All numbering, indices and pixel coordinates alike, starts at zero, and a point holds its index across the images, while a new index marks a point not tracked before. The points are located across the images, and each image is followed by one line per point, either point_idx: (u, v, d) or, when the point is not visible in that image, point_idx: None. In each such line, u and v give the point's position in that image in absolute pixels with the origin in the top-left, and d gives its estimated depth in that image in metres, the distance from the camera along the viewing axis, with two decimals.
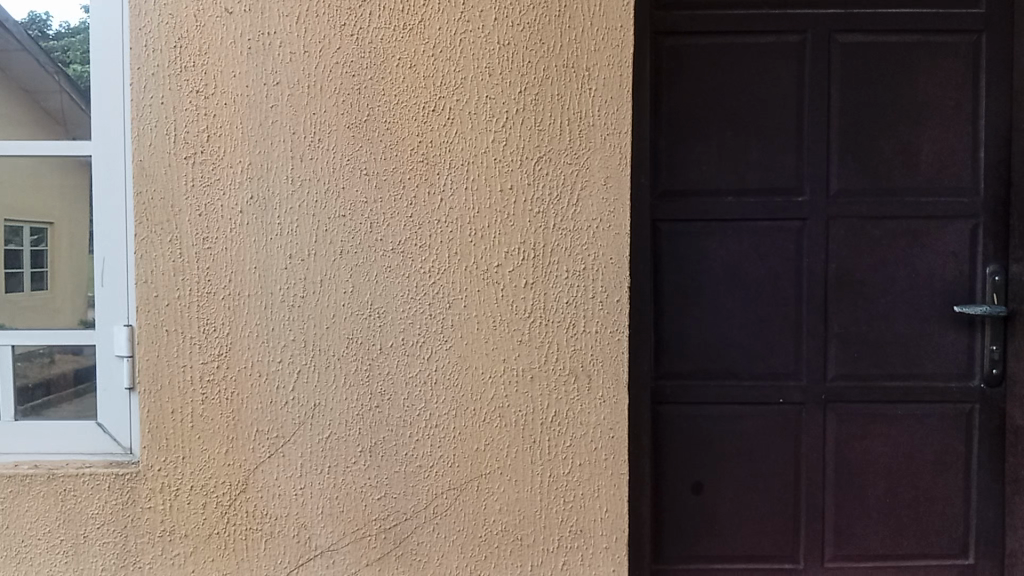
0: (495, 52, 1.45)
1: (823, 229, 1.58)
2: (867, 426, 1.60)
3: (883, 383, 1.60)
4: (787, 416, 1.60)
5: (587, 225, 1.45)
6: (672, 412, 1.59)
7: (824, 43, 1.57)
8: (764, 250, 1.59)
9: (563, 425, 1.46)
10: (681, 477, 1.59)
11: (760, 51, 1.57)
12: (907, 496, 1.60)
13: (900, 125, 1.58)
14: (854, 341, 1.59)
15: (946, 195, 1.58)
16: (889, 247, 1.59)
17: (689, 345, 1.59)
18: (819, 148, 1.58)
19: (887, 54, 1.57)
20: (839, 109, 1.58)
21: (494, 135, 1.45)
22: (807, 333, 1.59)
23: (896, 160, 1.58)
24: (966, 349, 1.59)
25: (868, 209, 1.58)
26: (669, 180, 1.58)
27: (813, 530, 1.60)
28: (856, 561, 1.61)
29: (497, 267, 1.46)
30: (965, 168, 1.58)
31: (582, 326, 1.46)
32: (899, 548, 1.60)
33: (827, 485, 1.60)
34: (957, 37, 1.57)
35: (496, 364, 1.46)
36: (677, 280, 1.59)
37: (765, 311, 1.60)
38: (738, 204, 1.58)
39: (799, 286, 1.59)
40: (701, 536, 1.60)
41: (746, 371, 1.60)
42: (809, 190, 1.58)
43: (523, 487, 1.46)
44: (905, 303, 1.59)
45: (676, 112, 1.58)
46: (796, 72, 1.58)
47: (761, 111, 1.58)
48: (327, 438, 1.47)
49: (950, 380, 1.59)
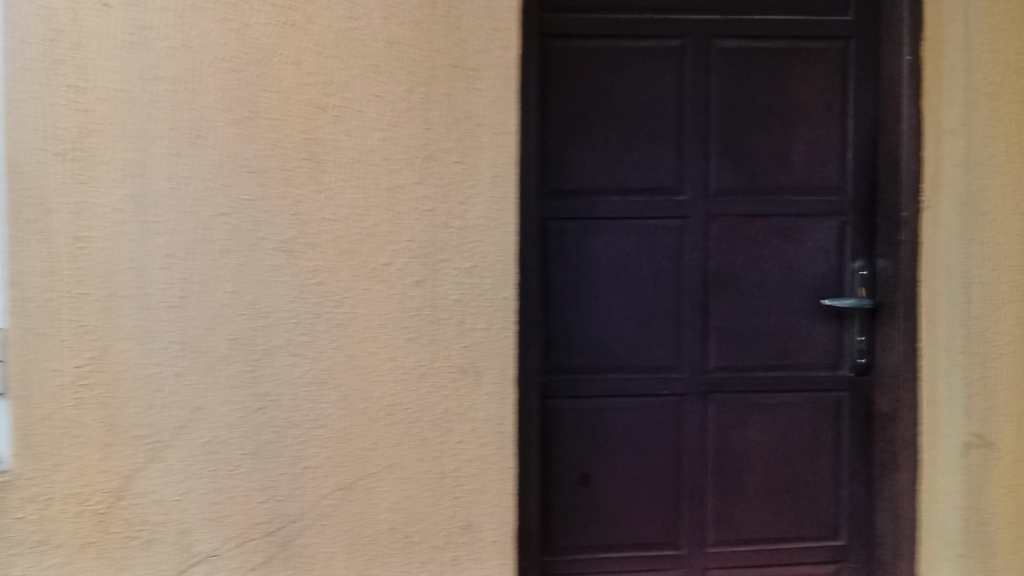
0: (382, 50, 1.45)
1: (703, 227, 1.65)
2: (745, 415, 1.67)
3: (761, 374, 1.67)
4: (670, 408, 1.66)
5: (475, 224, 1.47)
6: (561, 407, 1.63)
7: (703, 48, 1.63)
8: (648, 247, 1.64)
9: (452, 422, 1.47)
10: (569, 470, 1.64)
11: (643, 55, 1.62)
12: (783, 482, 1.68)
13: (775, 127, 1.65)
14: (733, 335, 1.66)
15: (817, 195, 1.67)
16: (765, 244, 1.66)
17: (577, 341, 1.64)
18: (699, 149, 1.64)
19: (763, 59, 1.64)
20: (718, 111, 1.64)
21: (381, 133, 1.45)
22: (689, 327, 1.65)
23: (772, 161, 1.66)
24: (836, 340, 1.68)
25: (745, 208, 1.65)
26: (557, 179, 1.61)
27: (694, 517, 1.66)
28: (736, 544, 1.67)
29: (385, 265, 1.45)
30: (834, 168, 1.67)
31: (470, 323, 1.47)
32: (775, 531, 1.68)
33: (708, 474, 1.66)
34: (827, 44, 1.65)
35: (384, 362, 1.46)
36: (564, 277, 1.63)
37: (649, 307, 1.65)
38: (623, 203, 1.63)
39: (681, 282, 1.65)
40: (588, 526, 1.64)
41: (631, 365, 1.65)
42: (690, 189, 1.64)
43: (411, 485, 1.47)
44: (780, 297, 1.67)
45: (563, 113, 1.61)
46: (677, 76, 1.63)
47: (644, 113, 1.63)
48: (208, 441, 1.44)
49: (821, 370, 1.68)
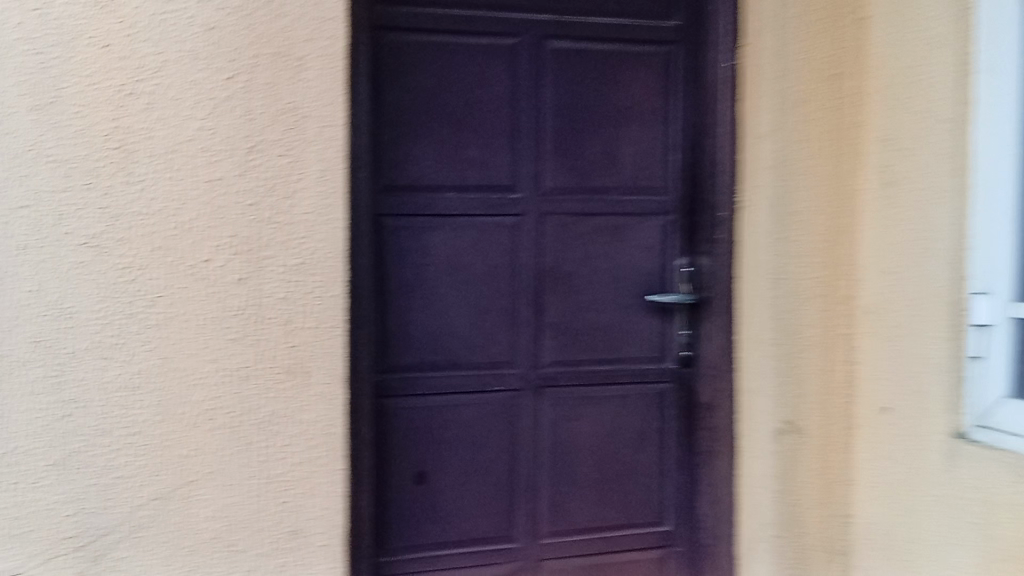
0: (200, 36, 1.37)
1: (537, 225, 1.67)
2: (578, 408, 1.71)
3: (592, 367, 1.72)
4: (506, 403, 1.67)
5: (302, 219, 1.42)
6: (397, 406, 1.61)
7: (536, 47, 1.65)
8: (483, 244, 1.65)
9: (279, 425, 1.43)
10: (406, 468, 1.62)
11: (477, 52, 1.62)
12: (614, 471, 1.74)
13: (604, 128, 1.70)
14: (566, 330, 1.70)
15: (643, 194, 1.73)
16: (595, 241, 1.71)
17: (413, 338, 1.62)
18: (532, 147, 1.66)
19: (593, 61, 1.68)
20: (551, 111, 1.67)
21: (200, 123, 1.38)
22: (524, 322, 1.67)
23: (602, 161, 1.70)
24: (660, 333, 1.76)
25: (577, 206, 1.69)
26: (392, 175, 1.59)
27: (529, 510, 1.69)
28: (568, 535, 1.71)
29: (204, 262, 1.39)
30: (659, 169, 1.74)
31: (298, 321, 1.43)
32: (606, 519, 1.74)
33: (543, 466, 1.70)
34: (653, 48, 1.72)
35: (204, 364, 1.39)
36: (400, 274, 1.61)
37: (485, 303, 1.66)
38: (458, 200, 1.63)
39: (515, 279, 1.67)
40: (425, 524, 1.64)
41: (467, 362, 1.65)
42: (523, 187, 1.66)
43: (234, 492, 1.41)
44: (609, 293, 1.72)
45: (397, 108, 1.59)
46: (511, 74, 1.64)
47: (479, 110, 1.63)
48: (9, 452, 1.33)
49: (647, 362, 1.76)
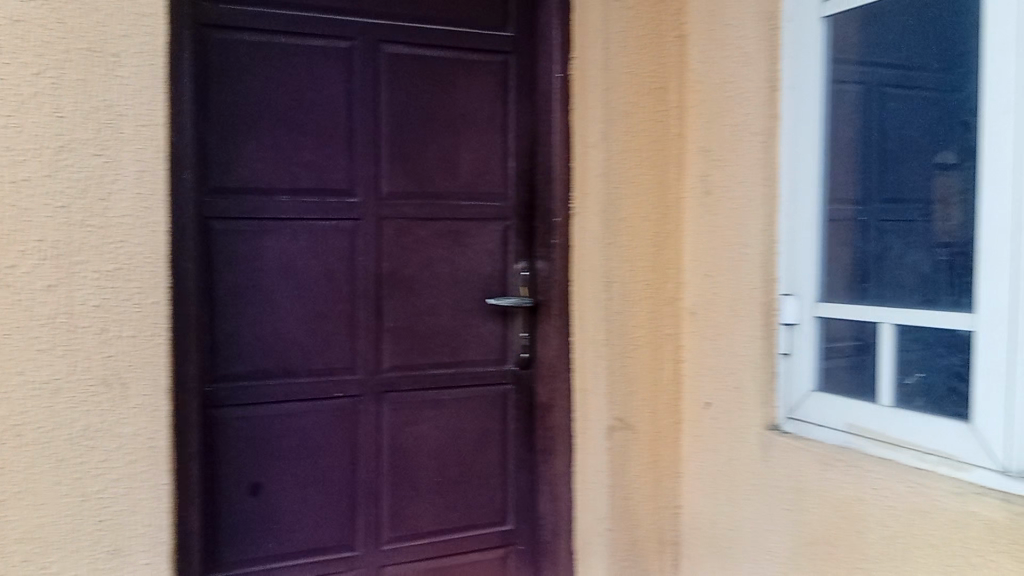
0: (4, 27, 1.28)
1: (374, 229, 1.66)
2: (418, 412, 1.71)
3: (433, 371, 1.72)
4: (344, 410, 1.65)
5: (118, 223, 1.36)
6: (228, 415, 1.56)
7: (371, 52, 1.64)
8: (318, 248, 1.62)
9: (95, 440, 1.35)
10: (239, 479, 1.57)
11: (310, 54, 1.60)
12: (455, 474, 1.74)
13: (441, 133, 1.71)
14: (405, 334, 1.69)
15: (482, 199, 1.75)
16: (433, 246, 1.71)
17: (245, 345, 1.58)
18: (369, 151, 1.65)
19: (430, 66, 1.69)
20: (387, 115, 1.67)
21: (4, 119, 1.28)
22: (362, 327, 1.66)
23: (438, 166, 1.71)
24: (501, 336, 1.78)
25: (414, 211, 1.69)
26: (221, 177, 1.54)
27: (369, 518, 1.67)
28: (410, 540, 1.71)
29: (9, 268, 1.29)
30: (497, 175, 1.77)
31: (114, 331, 1.36)
32: (447, 523, 1.74)
33: (382, 472, 1.68)
34: (490, 56, 1.74)
35: (11, 377, 1.30)
36: (230, 280, 1.56)
37: (322, 309, 1.63)
38: (292, 203, 1.60)
39: (352, 283, 1.65)
40: (259, 537, 1.59)
41: (303, 369, 1.62)
42: (360, 191, 1.65)
43: (46, 512, 1.32)
44: (448, 297, 1.73)
45: (225, 109, 1.54)
46: (346, 77, 1.63)
47: (313, 112, 1.61)
48: None
49: (489, 365, 1.77)
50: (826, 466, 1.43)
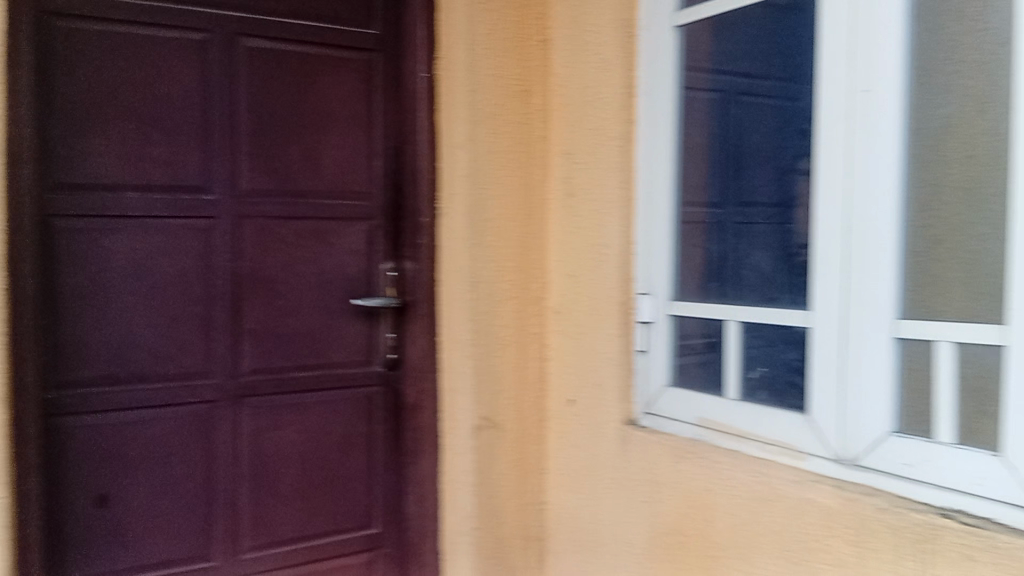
0: None
1: (232, 229, 1.61)
2: (278, 416, 1.67)
3: (294, 374, 1.68)
4: (199, 416, 1.59)
5: None
6: (71, 424, 1.48)
7: (228, 46, 1.59)
8: (171, 248, 1.56)
9: None
10: (84, 490, 1.50)
11: (162, 45, 1.53)
12: (318, 479, 1.71)
13: (303, 131, 1.67)
14: (265, 336, 1.65)
15: (346, 198, 1.72)
16: (295, 245, 1.68)
17: (90, 349, 1.50)
18: (226, 147, 1.60)
19: (291, 62, 1.65)
20: (245, 110, 1.62)
21: None
22: (218, 329, 1.60)
23: (300, 164, 1.67)
24: (367, 337, 1.76)
25: (274, 210, 1.65)
26: (63, 172, 1.46)
27: (227, 526, 1.62)
28: (271, 548, 1.67)
29: None
30: (362, 173, 1.74)
31: None
32: (310, 529, 1.71)
33: (241, 479, 1.63)
34: (354, 53, 1.72)
35: None
36: (74, 281, 1.48)
37: (175, 311, 1.57)
38: (141, 201, 1.53)
39: (208, 284, 1.60)
40: (106, 550, 1.52)
41: (155, 374, 1.56)
42: (216, 188, 1.59)
43: None
44: (311, 298, 1.69)
45: (68, 100, 1.46)
46: (201, 71, 1.57)
47: (165, 106, 1.54)
48: None
49: (354, 366, 1.75)
50: (680, 457, 1.51)
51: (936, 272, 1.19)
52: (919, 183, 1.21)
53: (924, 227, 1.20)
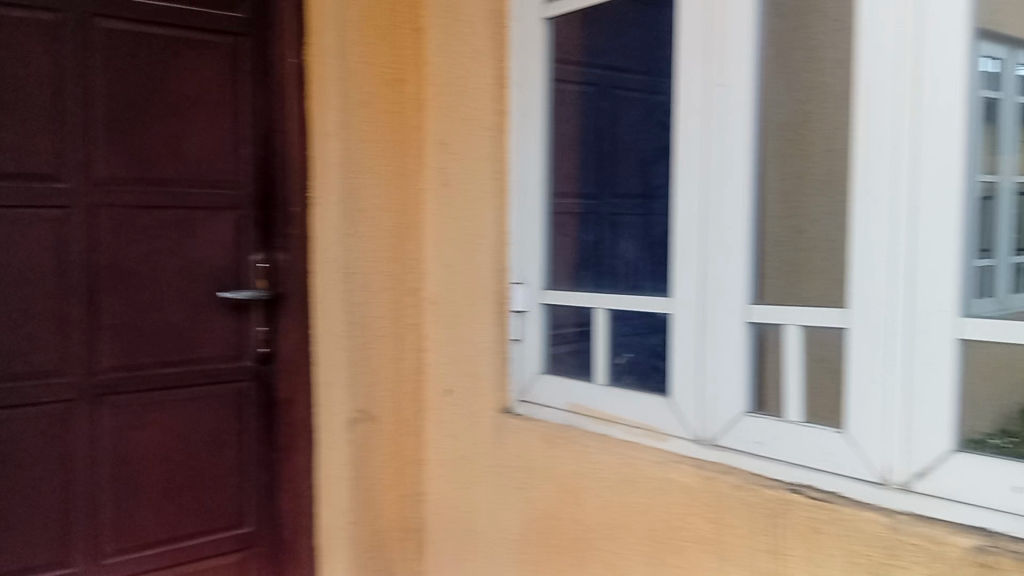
0: None
1: (88, 220, 1.53)
2: (141, 415, 1.59)
3: (157, 370, 1.61)
4: (53, 416, 1.50)
5: None
6: None
7: (81, 26, 1.50)
8: (19, 239, 1.46)
9: None
10: None
11: (7, 23, 1.44)
12: (186, 478, 1.65)
13: (165, 117, 1.60)
14: (125, 332, 1.57)
15: (212, 187, 1.66)
16: (157, 237, 1.60)
17: None
18: (79, 132, 1.51)
19: (152, 45, 1.58)
20: (101, 94, 1.53)
21: None
22: (73, 325, 1.52)
23: (162, 151, 1.60)
24: (236, 331, 1.69)
25: (132, 199, 1.57)
26: None
27: (87, 531, 1.54)
28: (136, 551, 1.60)
29: None
30: (229, 161, 1.67)
31: None
32: (178, 530, 1.65)
33: (102, 481, 1.56)
34: (220, 38, 1.65)
35: None
36: None
37: (24, 305, 1.47)
38: None
39: (61, 277, 1.51)
40: None
41: (3, 373, 1.46)
42: (70, 176, 1.51)
43: None
44: (175, 291, 1.62)
45: None
46: (51, 51, 1.48)
47: (11, 88, 1.45)
48: None
49: (222, 362, 1.68)
50: (551, 443, 1.54)
51: (802, 261, 1.26)
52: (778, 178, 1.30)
53: (788, 219, 1.28)
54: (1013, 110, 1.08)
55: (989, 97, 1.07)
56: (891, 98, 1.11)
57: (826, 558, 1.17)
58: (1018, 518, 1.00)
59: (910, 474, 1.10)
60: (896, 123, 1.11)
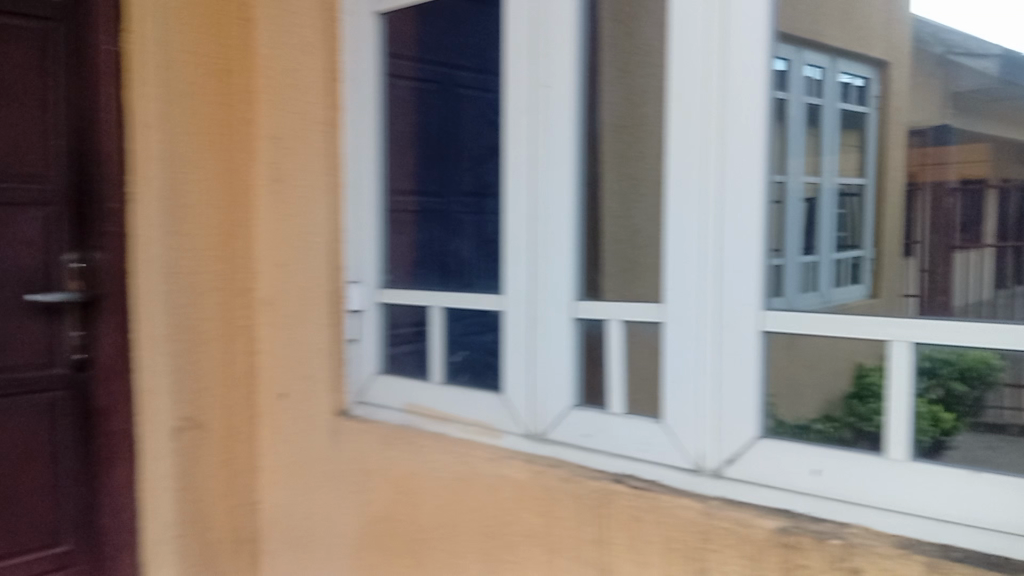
0: None
1: None
2: None
3: None
4: None
5: None
6: None
7: None
8: None
9: None
10: None
11: None
12: None
13: None
14: None
15: (17, 181, 1.52)
16: None
17: None
18: None
19: None
20: None
21: None
22: None
23: None
24: (45, 337, 1.55)
25: None
26: None
27: None
28: None
29: None
30: (37, 154, 1.54)
31: None
32: None
33: None
34: (25, 22, 1.52)
35: None
36: None
37: None
38: None
39: None
40: None
41: None
42: None
43: None
44: None
45: None
46: None
47: None
48: None
49: (30, 369, 1.54)
50: (388, 445, 1.52)
51: (637, 259, 1.27)
52: (606, 177, 1.33)
53: (621, 219, 1.31)
54: (829, 119, 1.31)
55: (812, 105, 1.26)
56: (700, 100, 1.15)
57: (647, 545, 1.19)
58: (820, 498, 1.07)
59: (720, 461, 1.16)
60: (706, 123, 1.15)
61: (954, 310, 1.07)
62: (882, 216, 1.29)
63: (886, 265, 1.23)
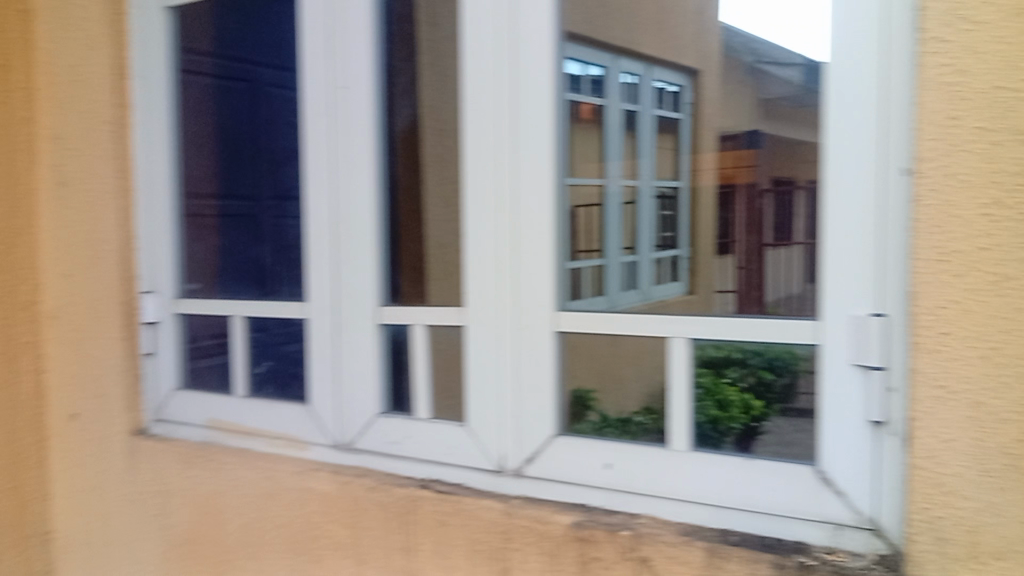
0: None
1: None
2: None
3: None
4: None
5: None
6: None
7: None
8: None
9: None
10: None
11: None
12: None
13: None
14: None
15: None
16: None
17: None
18: None
19: None
20: None
21: None
22: None
23: None
24: None
25: None
26: None
27: None
28: None
29: None
30: None
31: None
32: None
33: None
34: None
35: None
36: None
37: None
38: None
39: None
40: None
41: None
42: None
43: None
44: None
45: None
46: None
47: None
48: None
49: None
50: (188, 464, 1.46)
51: (456, 263, 1.24)
52: (428, 180, 1.30)
53: (439, 221, 1.29)
54: (647, 121, 1.47)
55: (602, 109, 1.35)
56: (494, 103, 1.17)
57: (451, 548, 1.18)
58: (611, 491, 1.10)
59: (520, 461, 1.17)
60: (498, 125, 1.17)
61: (766, 308, 1.08)
62: (698, 212, 1.53)
63: (703, 263, 1.36)
